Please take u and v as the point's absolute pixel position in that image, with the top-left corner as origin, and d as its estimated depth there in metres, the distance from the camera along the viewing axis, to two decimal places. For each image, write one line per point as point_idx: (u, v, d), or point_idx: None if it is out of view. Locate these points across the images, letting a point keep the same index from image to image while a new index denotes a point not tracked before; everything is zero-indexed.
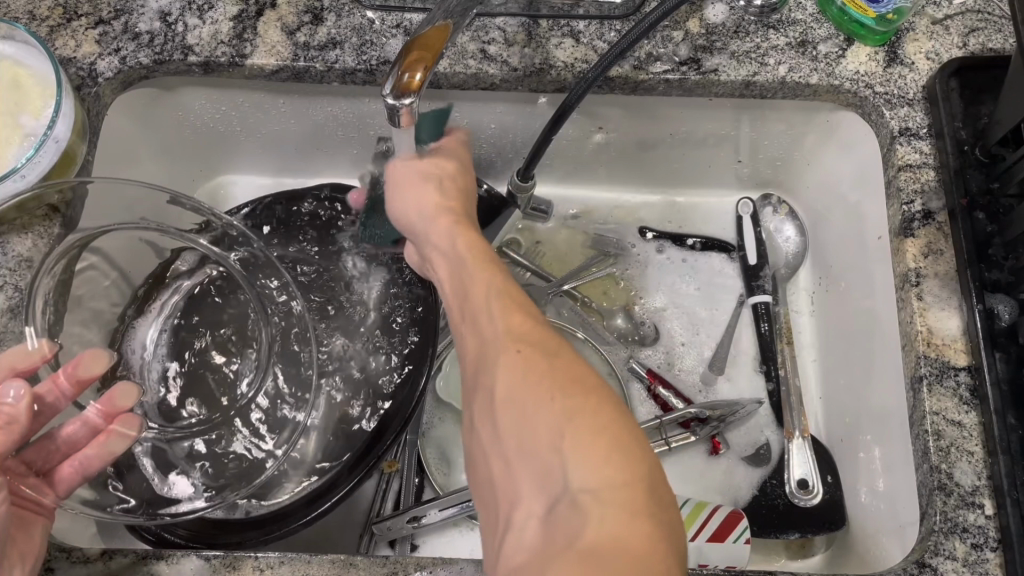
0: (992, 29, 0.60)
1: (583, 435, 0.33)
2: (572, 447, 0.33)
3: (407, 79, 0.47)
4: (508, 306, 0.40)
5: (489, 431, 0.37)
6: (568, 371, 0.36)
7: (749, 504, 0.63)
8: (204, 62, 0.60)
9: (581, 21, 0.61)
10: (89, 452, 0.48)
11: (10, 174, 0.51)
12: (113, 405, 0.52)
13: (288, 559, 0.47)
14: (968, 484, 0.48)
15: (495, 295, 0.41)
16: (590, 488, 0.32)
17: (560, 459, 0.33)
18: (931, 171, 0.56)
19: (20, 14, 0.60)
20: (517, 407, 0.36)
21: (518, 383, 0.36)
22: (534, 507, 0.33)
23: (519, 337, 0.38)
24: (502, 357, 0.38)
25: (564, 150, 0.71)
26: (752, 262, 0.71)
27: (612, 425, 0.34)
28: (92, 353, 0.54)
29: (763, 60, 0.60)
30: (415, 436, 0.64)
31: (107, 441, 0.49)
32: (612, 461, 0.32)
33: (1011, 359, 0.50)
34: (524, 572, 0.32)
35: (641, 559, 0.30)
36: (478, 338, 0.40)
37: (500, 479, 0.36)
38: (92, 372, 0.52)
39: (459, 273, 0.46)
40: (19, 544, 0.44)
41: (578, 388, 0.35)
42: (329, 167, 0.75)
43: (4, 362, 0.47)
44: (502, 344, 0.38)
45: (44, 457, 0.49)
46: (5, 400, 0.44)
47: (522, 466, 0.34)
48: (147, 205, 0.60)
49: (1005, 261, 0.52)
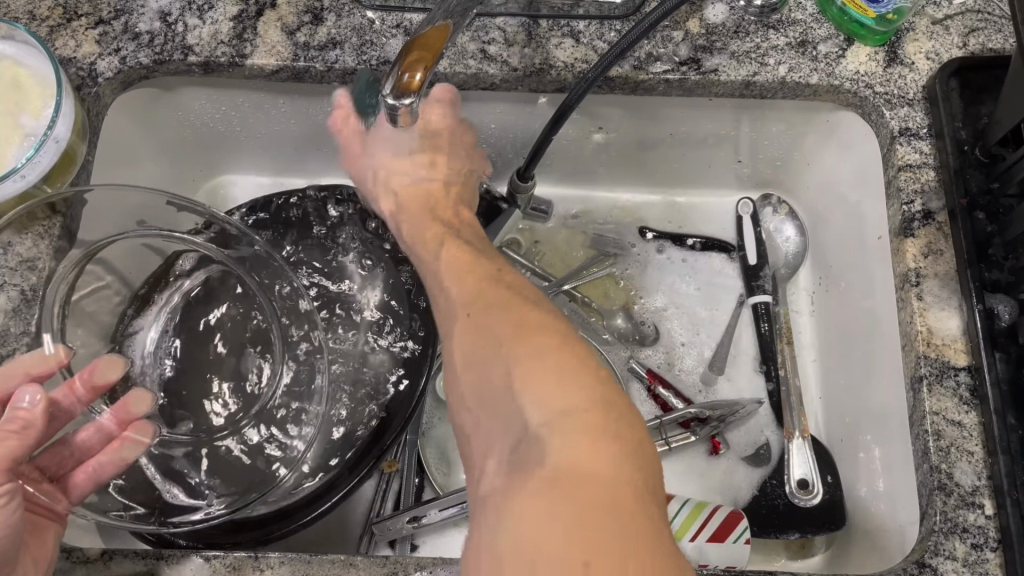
0: (991, 29, 0.60)
1: (534, 369, 0.35)
2: (524, 380, 0.35)
3: (406, 79, 0.47)
4: (468, 281, 0.44)
5: (460, 397, 0.39)
6: (519, 318, 0.39)
7: (749, 505, 0.63)
8: (204, 62, 0.60)
9: (581, 21, 0.61)
10: (103, 459, 0.50)
11: (10, 174, 0.51)
12: (127, 413, 0.54)
13: (288, 559, 0.47)
14: (968, 484, 0.48)
15: (458, 274, 0.45)
16: (548, 419, 0.33)
17: (518, 398, 0.35)
18: (931, 171, 0.56)
19: (20, 14, 0.60)
20: (479, 364, 0.38)
21: (477, 343, 0.39)
22: (504, 449, 0.35)
23: (477, 304, 0.42)
24: (463, 325, 0.41)
25: (564, 149, 0.71)
26: (752, 262, 0.71)
27: (563, 355, 0.36)
28: (107, 362, 0.56)
29: (763, 60, 0.60)
30: (415, 436, 0.64)
31: (120, 448, 0.51)
32: (566, 390, 0.34)
33: (1011, 359, 0.50)
34: (495, 506, 0.33)
35: (600, 470, 0.31)
36: (445, 317, 0.43)
37: (476, 435, 0.38)
38: (107, 378, 0.55)
39: (431, 262, 0.49)
40: (32, 549, 0.45)
41: (529, 334, 0.37)
42: (329, 167, 0.75)
43: (19, 367, 0.50)
44: (462, 313, 0.41)
45: (57, 464, 0.50)
46: (21, 404, 0.46)
47: (492, 416, 0.37)
48: (150, 208, 0.60)
49: (1005, 261, 0.52)
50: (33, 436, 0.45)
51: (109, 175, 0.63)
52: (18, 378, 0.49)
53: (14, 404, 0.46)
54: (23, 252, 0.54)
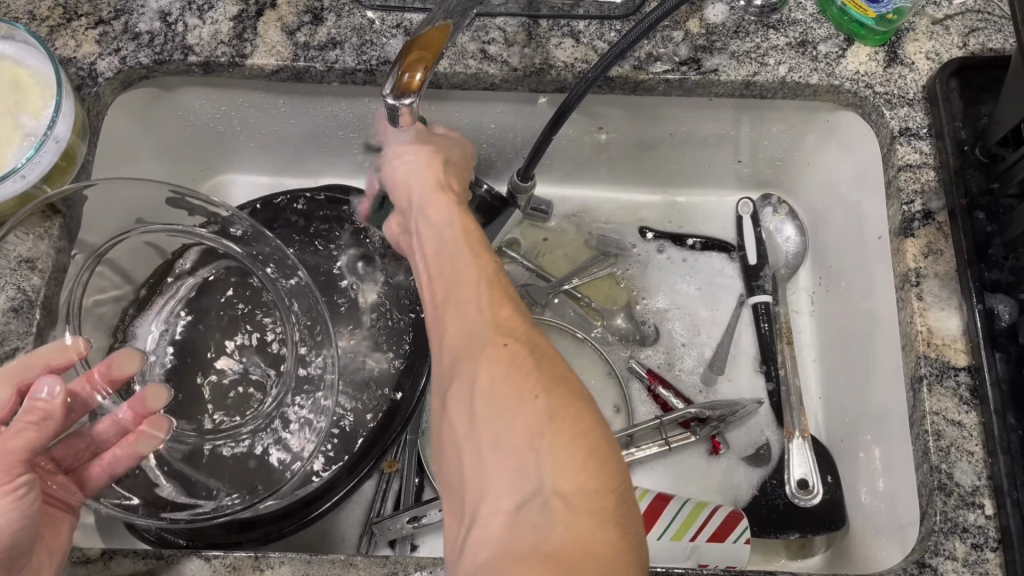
0: (991, 29, 0.60)
1: (560, 432, 0.34)
2: (548, 441, 0.34)
3: (406, 79, 0.47)
4: (495, 301, 0.42)
5: (460, 419, 0.38)
6: (547, 367, 0.37)
7: (749, 505, 0.63)
8: (204, 62, 0.60)
9: (581, 21, 0.61)
10: (118, 453, 0.52)
11: (11, 174, 0.51)
12: (143, 408, 0.56)
13: (289, 559, 0.47)
14: (968, 484, 0.48)
15: (484, 286, 0.43)
16: (565, 491, 0.33)
17: (536, 455, 0.34)
18: (931, 171, 0.56)
19: (20, 14, 0.60)
20: (495, 398, 0.36)
21: (501, 372, 0.37)
22: (502, 504, 0.34)
23: (502, 331, 0.40)
24: (484, 346, 0.39)
25: (565, 149, 0.71)
26: (753, 262, 0.71)
27: (587, 425, 0.35)
28: (124, 354, 0.57)
29: (763, 60, 0.60)
30: (415, 436, 0.64)
31: (137, 443, 0.53)
32: (587, 466, 0.33)
33: (1011, 359, 0.50)
34: (487, 566, 0.32)
35: (605, 563, 0.31)
36: (463, 326, 0.41)
37: (469, 466, 0.36)
38: (124, 371, 0.56)
39: (444, 261, 0.46)
40: (49, 542, 0.46)
41: (554, 385, 0.36)
42: (329, 167, 0.75)
43: (40, 358, 0.49)
44: (488, 336, 0.39)
45: (72, 456, 0.51)
46: (39, 396, 0.46)
47: (494, 459, 0.35)
48: (146, 206, 0.60)
49: (1005, 261, 0.52)
50: (51, 428, 0.46)
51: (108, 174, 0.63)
52: (38, 369, 0.49)
53: (33, 396, 0.46)
54: (23, 252, 0.53)
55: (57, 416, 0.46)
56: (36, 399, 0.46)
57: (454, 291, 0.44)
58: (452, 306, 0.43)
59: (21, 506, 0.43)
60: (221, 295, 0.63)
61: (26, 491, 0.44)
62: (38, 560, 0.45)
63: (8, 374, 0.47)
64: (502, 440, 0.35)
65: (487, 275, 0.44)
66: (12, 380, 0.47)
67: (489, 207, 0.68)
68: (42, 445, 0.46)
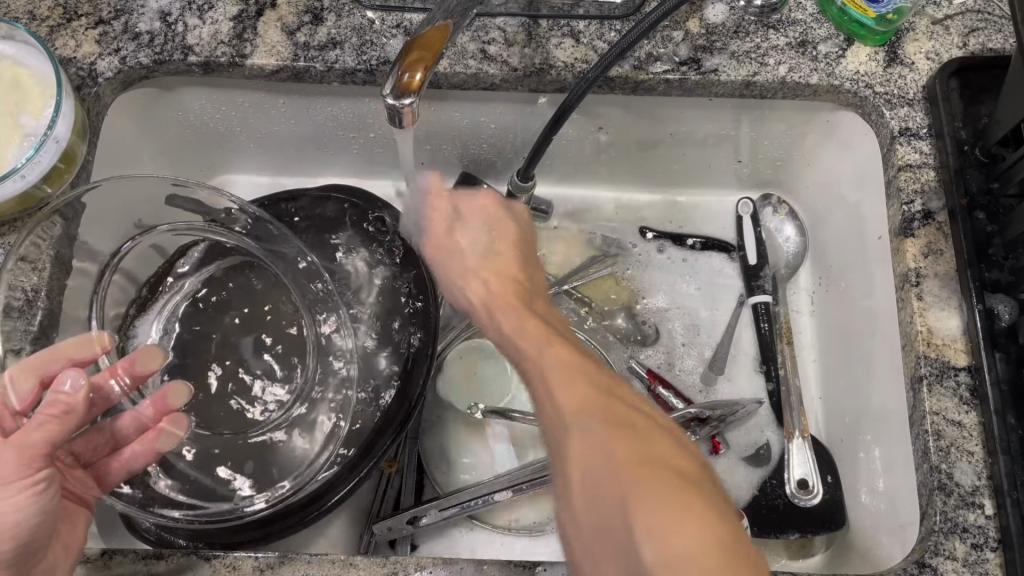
0: (991, 29, 0.60)
1: (654, 504, 0.36)
2: (642, 516, 0.36)
3: (406, 79, 0.47)
4: (572, 368, 0.44)
5: (564, 496, 0.41)
6: (632, 440, 0.40)
7: (749, 505, 0.62)
8: (204, 62, 0.60)
9: (581, 21, 0.61)
10: (137, 448, 0.52)
11: (11, 173, 0.51)
12: (165, 404, 0.56)
13: (289, 559, 0.47)
14: (968, 484, 0.48)
15: (557, 361, 0.45)
16: (670, 565, 0.34)
17: (634, 531, 0.36)
18: (931, 171, 0.56)
19: (20, 14, 0.60)
20: (588, 475, 0.39)
21: (591, 434, 0.40)
22: None
23: (581, 391, 0.43)
24: (574, 412, 0.42)
25: (565, 149, 0.71)
26: (753, 262, 0.71)
27: (685, 470, 0.39)
28: (147, 351, 0.58)
29: (763, 60, 0.60)
30: (416, 436, 0.64)
31: (158, 440, 0.53)
32: (689, 532, 0.35)
33: (1011, 359, 0.50)
34: None
35: None
36: (546, 408, 0.44)
37: (580, 544, 0.39)
38: (147, 368, 0.57)
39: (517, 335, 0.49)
40: (64, 535, 0.47)
41: (643, 462, 0.38)
42: (329, 167, 0.75)
43: (62, 353, 0.51)
44: (566, 416, 0.42)
45: (90, 450, 0.52)
46: (62, 389, 0.47)
47: (601, 531, 0.38)
48: (146, 208, 0.60)
49: (1005, 261, 0.52)
50: (73, 420, 0.46)
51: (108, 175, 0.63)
52: (60, 363, 0.51)
53: (56, 388, 0.47)
54: None
55: (79, 410, 0.47)
56: (60, 391, 0.47)
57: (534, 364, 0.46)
58: (535, 386, 0.46)
59: (40, 501, 0.44)
60: (222, 296, 0.63)
61: (46, 486, 0.44)
62: (53, 555, 0.46)
63: (30, 365, 0.49)
64: (607, 493, 0.38)
65: (557, 354, 0.46)
66: (35, 370, 0.49)
67: None
68: (64, 437, 0.46)
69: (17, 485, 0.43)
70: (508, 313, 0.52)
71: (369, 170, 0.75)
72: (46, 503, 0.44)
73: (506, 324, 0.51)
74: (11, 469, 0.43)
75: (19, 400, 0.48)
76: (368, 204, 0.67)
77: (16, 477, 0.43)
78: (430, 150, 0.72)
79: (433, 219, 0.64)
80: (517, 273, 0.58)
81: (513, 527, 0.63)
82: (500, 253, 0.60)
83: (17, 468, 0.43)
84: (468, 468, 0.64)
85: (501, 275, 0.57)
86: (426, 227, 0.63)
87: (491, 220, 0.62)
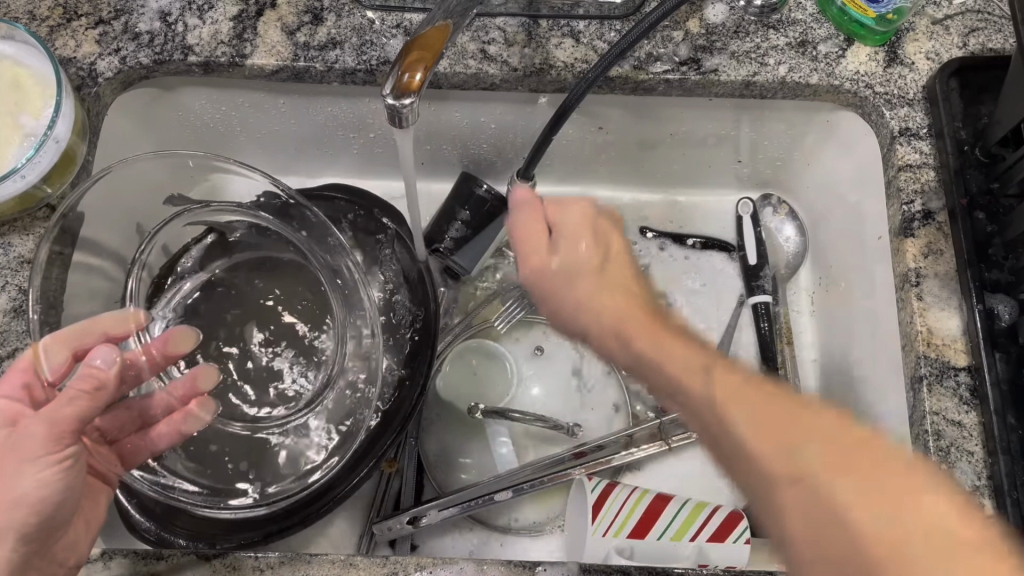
0: (991, 29, 0.60)
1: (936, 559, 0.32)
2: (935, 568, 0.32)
3: (406, 79, 0.47)
4: (758, 412, 0.40)
5: (782, 540, 0.37)
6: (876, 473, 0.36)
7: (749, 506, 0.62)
8: (204, 62, 0.60)
9: (580, 21, 0.61)
10: (162, 430, 0.54)
11: (11, 173, 0.51)
12: (193, 388, 0.57)
13: (288, 559, 0.47)
14: (968, 485, 0.48)
15: (748, 387, 0.41)
16: None
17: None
18: (931, 171, 0.56)
19: (20, 14, 0.60)
20: (817, 517, 0.36)
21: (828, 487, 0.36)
22: None
23: (778, 438, 0.38)
24: (785, 467, 0.37)
25: (565, 149, 0.71)
26: (753, 262, 0.71)
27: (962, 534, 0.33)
28: (180, 331, 0.59)
29: (763, 60, 0.60)
30: (416, 436, 0.64)
31: (185, 423, 0.55)
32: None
33: (1011, 360, 0.50)
34: None
35: None
36: (729, 441, 0.41)
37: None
38: (178, 350, 0.58)
39: (671, 373, 0.44)
40: (86, 511, 0.49)
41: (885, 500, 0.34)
42: (329, 167, 0.75)
43: (101, 327, 0.52)
44: (763, 450, 0.38)
45: (118, 427, 0.53)
46: (96, 364, 0.47)
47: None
48: (145, 205, 0.61)
49: (1005, 261, 0.52)
50: (102, 398, 0.46)
51: None
52: (97, 337, 0.51)
53: (89, 362, 0.47)
54: (24, 252, 0.54)
55: (108, 388, 0.46)
56: (92, 365, 0.46)
57: (710, 407, 0.42)
58: (708, 417, 0.42)
59: (64, 477, 0.45)
60: (223, 294, 0.63)
61: (71, 464, 0.45)
62: (74, 530, 0.47)
63: (64, 339, 0.49)
64: (839, 571, 0.34)
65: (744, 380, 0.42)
66: (69, 344, 0.49)
67: (488, 207, 0.67)
68: (91, 414, 0.46)
69: (46, 459, 0.44)
70: (646, 340, 0.48)
71: (369, 170, 0.75)
72: (70, 479, 0.45)
73: (651, 355, 0.47)
74: (41, 444, 0.44)
75: (51, 371, 0.48)
76: (368, 203, 0.67)
77: (44, 453, 0.44)
78: (430, 150, 0.72)
79: (528, 246, 0.55)
80: (633, 288, 0.53)
81: (513, 528, 0.63)
82: (614, 262, 0.54)
83: (45, 443, 0.44)
84: (468, 468, 0.65)
85: (617, 289, 0.52)
86: (518, 247, 0.56)
87: (563, 228, 0.55)
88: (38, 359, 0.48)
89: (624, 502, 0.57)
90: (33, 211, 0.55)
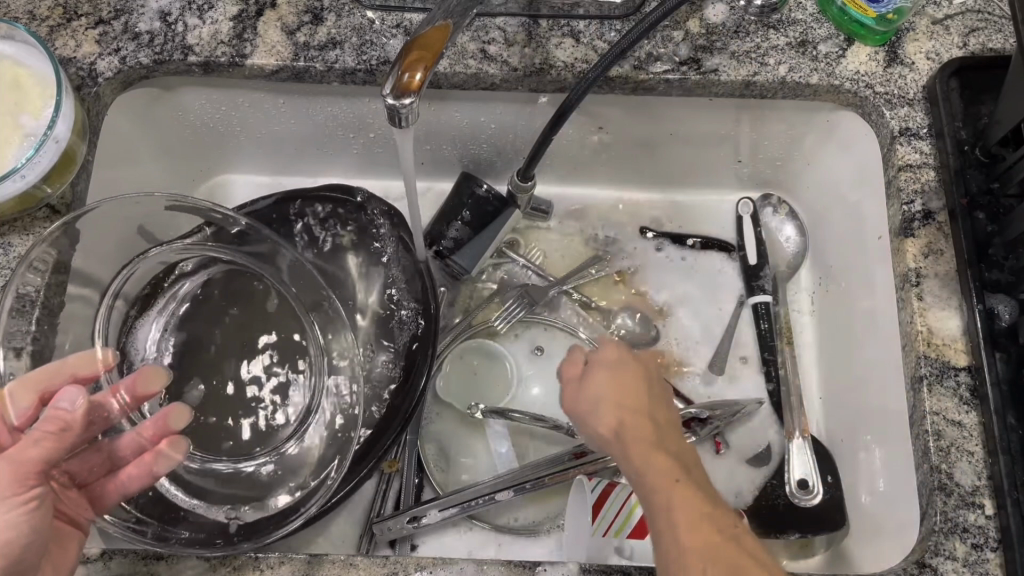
0: (991, 29, 0.60)
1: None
2: None
3: (406, 79, 0.47)
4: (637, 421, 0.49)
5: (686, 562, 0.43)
6: None
7: (749, 505, 0.62)
8: (204, 62, 0.60)
9: (580, 21, 0.61)
10: (133, 472, 0.51)
11: (11, 173, 0.50)
12: (166, 427, 0.54)
13: (288, 559, 0.47)
14: (968, 484, 0.48)
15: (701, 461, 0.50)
16: None
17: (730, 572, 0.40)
18: (931, 171, 0.56)
19: (19, 13, 0.60)
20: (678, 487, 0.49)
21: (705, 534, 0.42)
22: None
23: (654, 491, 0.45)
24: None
25: (564, 149, 0.71)
26: (752, 262, 0.71)
27: None
28: (152, 370, 0.58)
29: (763, 60, 0.60)
30: (415, 436, 0.64)
31: (155, 465, 0.51)
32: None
33: (1011, 360, 0.50)
34: None
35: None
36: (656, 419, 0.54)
37: None
38: (150, 389, 0.56)
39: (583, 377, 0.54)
40: (55, 559, 0.45)
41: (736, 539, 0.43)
42: (329, 167, 0.75)
43: (66, 370, 0.51)
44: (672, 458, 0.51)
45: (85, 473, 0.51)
46: (61, 405, 0.46)
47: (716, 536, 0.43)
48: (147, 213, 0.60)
49: (1005, 261, 0.52)
50: (68, 438, 0.45)
51: (108, 174, 0.63)
52: (64, 378, 0.51)
53: (55, 404, 0.46)
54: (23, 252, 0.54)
55: (77, 426, 0.46)
56: (57, 407, 0.46)
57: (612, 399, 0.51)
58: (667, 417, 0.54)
59: (30, 520, 0.43)
60: (226, 296, 0.63)
61: (37, 504, 0.43)
62: None
63: (29, 381, 0.48)
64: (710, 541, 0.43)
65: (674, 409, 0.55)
66: (33, 388, 0.48)
67: (487, 207, 0.67)
68: (58, 457, 0.45)
69: (11, 501, 0.42)
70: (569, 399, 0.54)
71: (370, 171, 0.75)
72: (36, 523, 0.43)
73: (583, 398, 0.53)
74: (4, 486, 0.42)
75: (18, 415, 0.47)
76: (368, 204, 0.66)
77: (8, 494, 0.42)
78: (430, 150, 0.72)
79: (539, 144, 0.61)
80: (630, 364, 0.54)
81: (512, 526, 0.63)
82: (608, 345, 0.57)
83: (9, 482, 0.42)
84: (468, 467, 0.65)
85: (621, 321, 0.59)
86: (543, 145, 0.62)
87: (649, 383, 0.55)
88: (3, 404, 0.47)
89: (624, 503, 0.58)
90: (33, 212, 0.55)
